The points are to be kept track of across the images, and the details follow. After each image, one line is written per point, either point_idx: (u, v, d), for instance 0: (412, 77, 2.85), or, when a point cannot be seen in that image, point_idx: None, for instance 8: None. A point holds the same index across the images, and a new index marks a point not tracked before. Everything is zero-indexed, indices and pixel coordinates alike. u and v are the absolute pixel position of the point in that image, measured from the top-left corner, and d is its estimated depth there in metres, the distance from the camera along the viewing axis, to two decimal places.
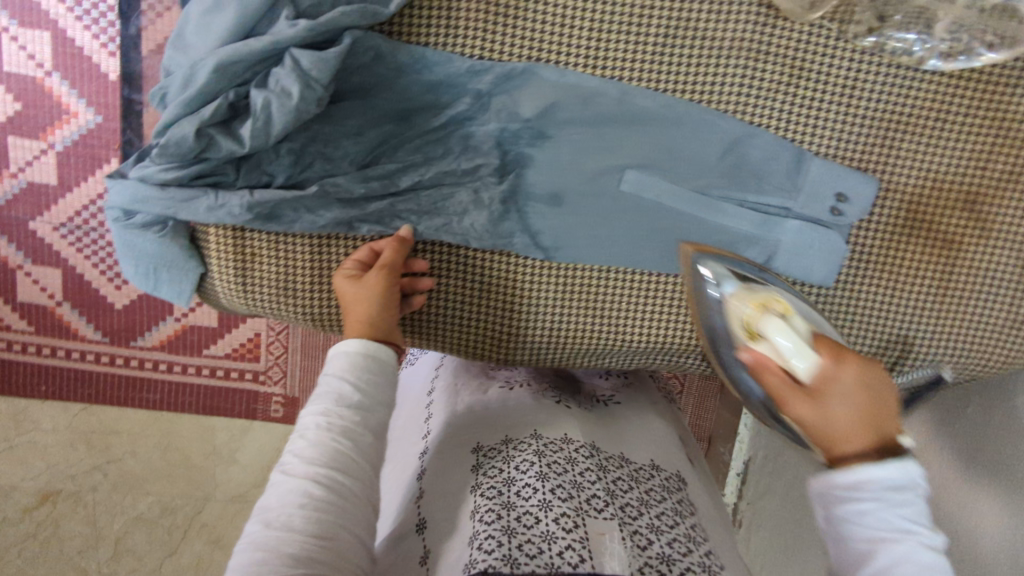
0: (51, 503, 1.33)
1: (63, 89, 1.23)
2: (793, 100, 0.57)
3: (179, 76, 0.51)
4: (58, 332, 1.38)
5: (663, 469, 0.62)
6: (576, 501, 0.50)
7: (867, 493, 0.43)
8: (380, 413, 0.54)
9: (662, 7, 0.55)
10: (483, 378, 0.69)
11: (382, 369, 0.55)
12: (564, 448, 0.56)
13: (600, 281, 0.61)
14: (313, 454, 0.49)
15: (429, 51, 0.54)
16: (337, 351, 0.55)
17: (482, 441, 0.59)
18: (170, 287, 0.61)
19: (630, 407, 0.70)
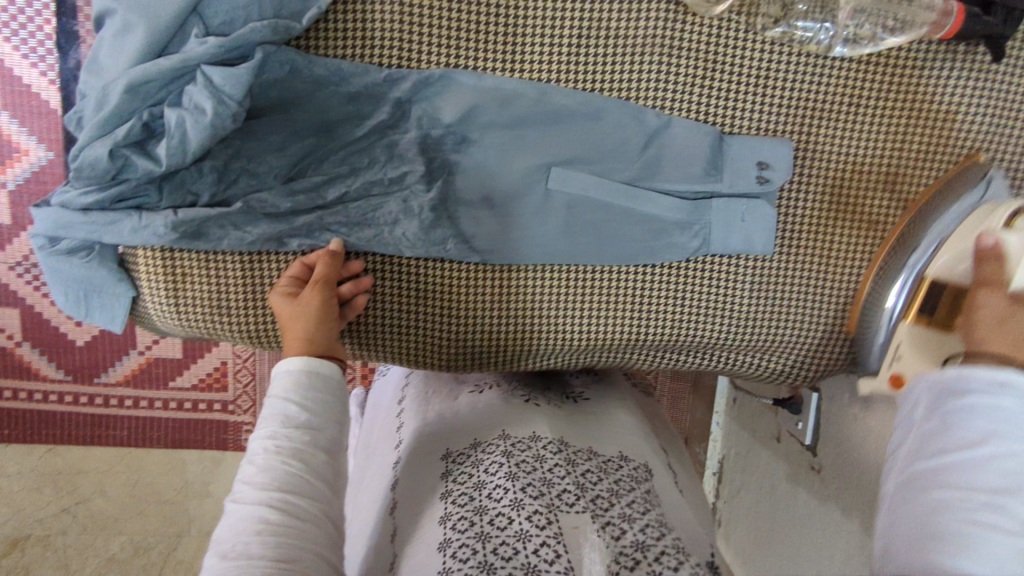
0: (19, 551, 1.27)
1: (12, 127, 1.23)
2: (709, 91, 0.58)
3: (92, 99, 0.52)
4: (18, 373, 1.36)
5: (631, 460, 0.56)
6: (547, 498, 0.46)
7: (1000, 390, 0.38)
8: (330, 431, 0.53)
9: (574, 8, 0.56)
10: (453, 386, 0.68)
11: (327, 385, 0.55)
12: (532, 446, 0.53)
13: (536, 281, 0.61)
14: (266, 476, 0.49)
15: (344, 63, 0.55)
16: (276, 373, 0.54)
17: (451, 448, 0.56)
18: (103, 313, 0.60)
19: (598, 402, 0.68)
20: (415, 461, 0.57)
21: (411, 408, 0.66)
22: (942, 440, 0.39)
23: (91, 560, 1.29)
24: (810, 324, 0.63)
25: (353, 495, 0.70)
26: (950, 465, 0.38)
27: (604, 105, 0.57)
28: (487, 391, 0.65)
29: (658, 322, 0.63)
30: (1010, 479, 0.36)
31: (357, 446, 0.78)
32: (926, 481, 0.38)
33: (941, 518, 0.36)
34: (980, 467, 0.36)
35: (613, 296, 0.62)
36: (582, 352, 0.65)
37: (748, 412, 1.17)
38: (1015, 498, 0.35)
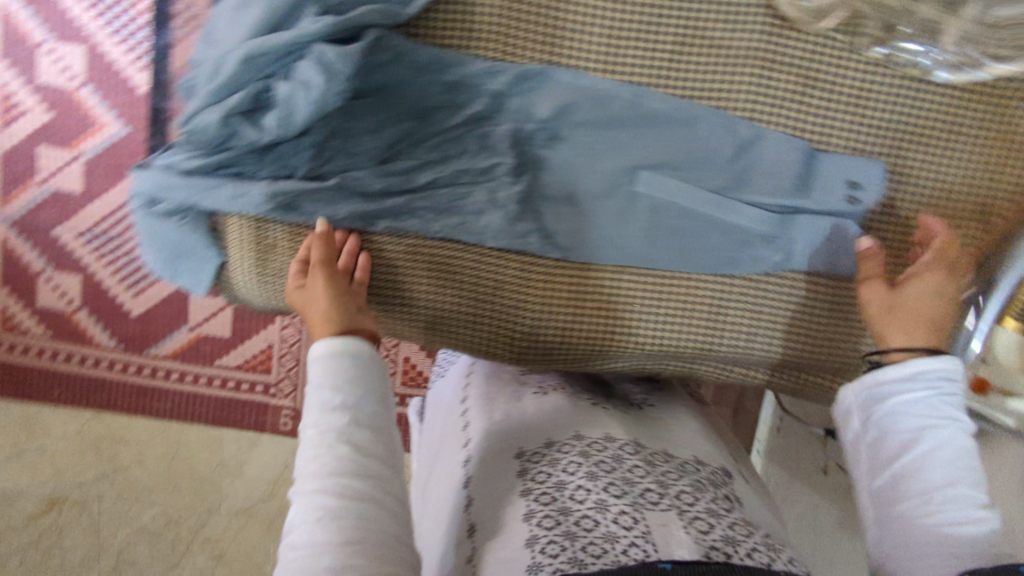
0: (57, 510, 1.36)
1: (93, 101, 1.30)
2: (806, 105, 0.58)
3: (206, 68, 0.54)
4: (72, 338, 1.40)
5: (708, 464, 0.63)
6: (632, 497, 0.53)
7: (907, 382, 0.52)
8: (371, 408, 0.52)
9: (675, 12, 0.57)
10: (515, 388, 0.73)
11: (356, 362, 0.53)
12: (610, 447, 0.61)
13: (613, 284, 0.62)
14: (315, 465, 0.48)
15: (447, 53, 0.57)
16: (308, 363, 0.54)
17: (525, 448, 0.62)
18: (190, 275, 0.62)
19: (662, 411, 0.73)
20: (490, 462, 0.61)
21: (476, 409, 0.70)
22: (885, 449, 0.51)
23: (122, 528, 1.35)
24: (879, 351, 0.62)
25: (417, 493, 0.74)
26: (903, 468, 0.49)
27: (696, 113, 0.58)
28: (550, 394, 0.70)
29: (731, 336, 0.63)
30: (929, 456, 0.49)
31: (420, 446, 0.81)
32: (893, 489, 0.49)
33: (917, 523, 0.47)
34: (923, 465, 0.48)
35: (689, 305, 0.62)
36: (650, 358, 0.65)
37: (794, 445, 1.13)
38: (947, 485, 0.47)
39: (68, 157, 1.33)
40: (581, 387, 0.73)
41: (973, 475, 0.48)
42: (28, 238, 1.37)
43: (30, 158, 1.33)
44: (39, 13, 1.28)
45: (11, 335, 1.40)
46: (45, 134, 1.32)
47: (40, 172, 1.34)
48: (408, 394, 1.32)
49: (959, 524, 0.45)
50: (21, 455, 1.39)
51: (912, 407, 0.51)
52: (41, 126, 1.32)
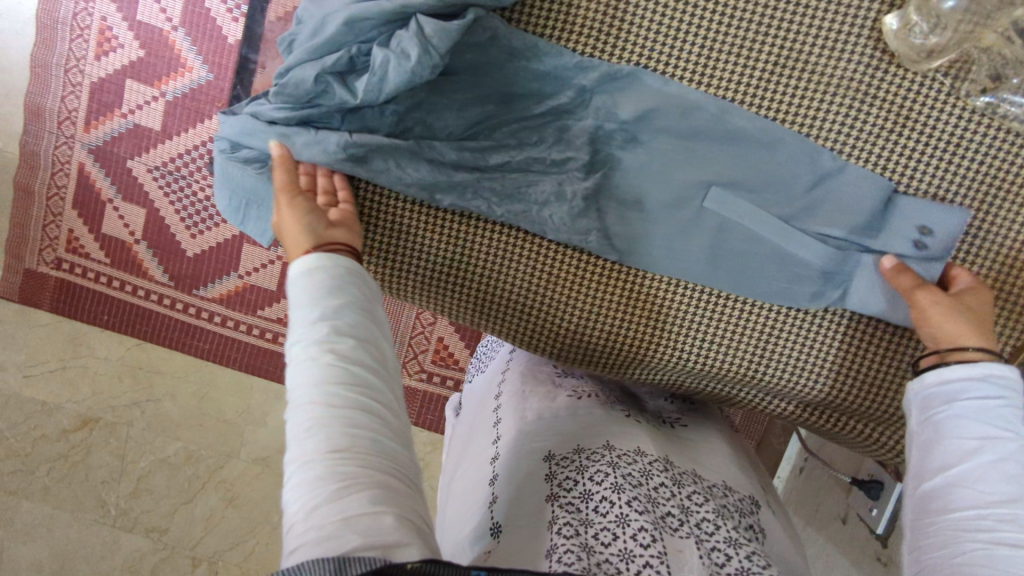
0: (89, 429, 1.43)
1: (184, 44, 1.35)
2: (900, 144, 0.56)
3: (310, 26, 0.56)
4: (128, 268, 1.46)
5: (736, 491, 0.63)
6: (654, 515, 0.54)
7: (981, 386, 0.49)
8: (350, 314, 0.51)
9: (777, 32, 0.56)
10: (550, 386, 0.74)
11: (336, 271, 0.52)
12: (639, 461, 0.61)
13: (664, 291, 0.62)
14: (302, 379, 0.48)
15: (542, 42, 0.57)
16: (288, 277, 0.53)
17: (553, 450, 0.63)
18: (256, 226, 0.64)
19: (695, 431, 0.73)
20: (517, 461, 0.63)
21: (508, 406, 0.72)
22: (939, 456, 0.49)
23: (146, 456, 1.42)
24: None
25: (446, 479, 0.76)
26: (955, 477, 0.47)
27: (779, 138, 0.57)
28: (584, 398, 0.71)
29: (775, 362, 0.62)
30: (998, 475, 0.45)
31: (455, 434, 0.83)
32: (941, 497, 0.47)
33: (966, 537, 0.44)
34: (978, 477, 0.46)
35: (738, 324, 0.62)
36: (693, 374, 0.65)
37: (816, 486, 1.11)
38: (1004, 502, 0.44)
39: (152, 94, 1.38)
40: (616, 397, 0.74)
41: None
42: (102, 167, 1.43)
43: (117, 90, 1.38)
44: None
45: (71, 255, 1.46)
46: (134, 69, 1.38)
47: (123, 105, 1.40)
48: (435, 373, 1.33)
49: (1014, 544, 0.43)
50: (64, 368, 1.46)
51: (974, 415, 0.48)
52: (132, 61, 1.37)
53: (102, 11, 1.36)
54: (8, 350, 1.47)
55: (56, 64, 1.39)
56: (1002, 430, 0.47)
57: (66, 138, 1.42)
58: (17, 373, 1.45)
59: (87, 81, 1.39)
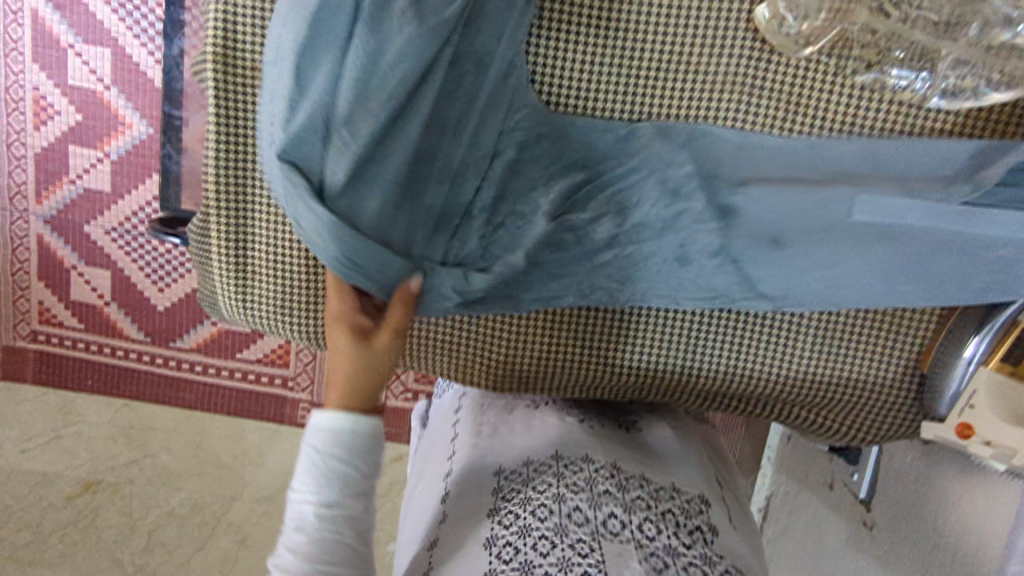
0: (91, 492, 1.42)
1: (120, 102, 1.35)
2: (786, 134, 0.60)
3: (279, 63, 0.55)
4: (104, 331, 1.46)
5: (685, 492, 0.63)
6: (592, 525, 0.55)
7: None
8: (366, 491, 0.57)
9: (660, 37, 0.59)
10: (509, 398, 0.76)
11: (370, 439, 0.57)
12: (585, 469, 0.61)
13: (585, 314, 0.66)
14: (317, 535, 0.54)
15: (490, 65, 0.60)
16: (316, 426, 0.56)
17: (504, 465, 0.65)
18: (204, 293, 0.71)
19: (651, 430, 0.75)
20: (468, 478, 0.65)
21: (466, 422, 0.74)
22: None
23: (152, 511, 1.41)
24: (853, 391, 0.64)
25: (406, 499, 0.78)
26: None
27: (670, 151, 0.61)
28: (540, 407, 0.72)
29: (701, 360, 0.66)
30: None
31: (418, 447, 0.85)
32: None
33: None
34: None
35: (659, 338, 0.66)
36: (628, 388, 0.69)
37: (802, 455, 1.11)
38: None
39: (97, 156, 1.37)
40: (571, 403, 0.75)
41: None
42: (60, 235, 1.42)
43: (62, 158, 1.38)
44: (66, 17, 1.32)
45: (46, 326, 1.47)
46: (74, 134, 1.37)
47: (71, 171, 1.39)
48: (421, 391, 1.34)
49: None
50: (59, 438, 1.47)
51: None
52: (71, 126, 1.37)
53: (33, 81, 1.35)
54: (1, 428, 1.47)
55: None
56: None
57: (21, 213, 1.42)
58: (14, 450, 1.45)
59: (31, 154, 1.39)
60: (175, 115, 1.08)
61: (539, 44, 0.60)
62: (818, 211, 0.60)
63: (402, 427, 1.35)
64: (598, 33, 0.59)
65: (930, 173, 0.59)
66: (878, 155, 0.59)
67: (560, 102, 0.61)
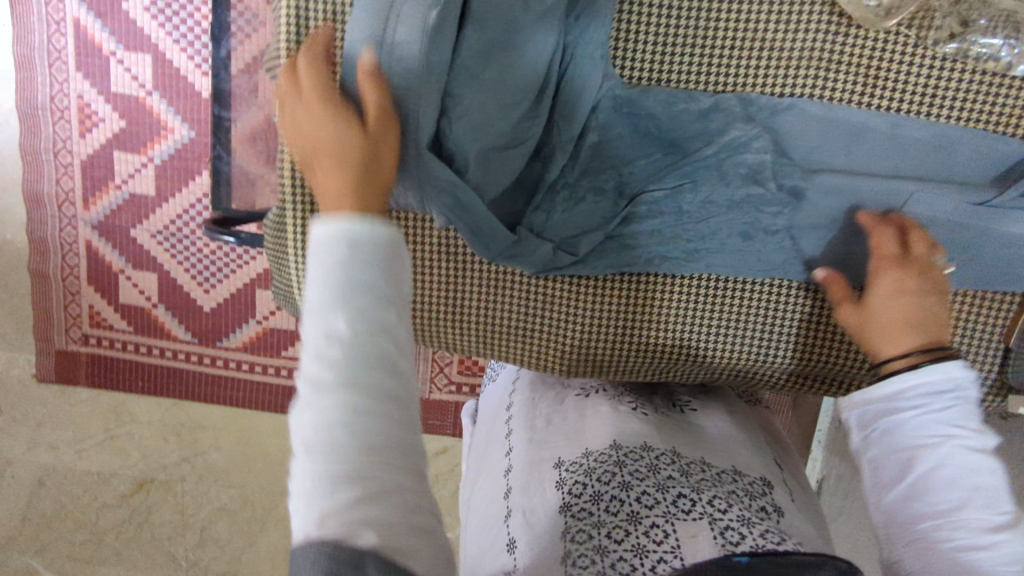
0: (145, 491, 1.44)
1: (161, 107, 1.37)
2: (868, 104, 0.59)
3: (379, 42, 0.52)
4: (153, 332, 1.49)
5: (747, 475, 0.63)
6: (663, 506, 0.54)
7: (929, 399, 0.53)
8: (398, 292, 0.43)
9: (739, 13, 0.58)
10: (558, 390, 0.75)
11: (388, 253, 0.43)
12: (646, 457, 0.60)
13: (661, 298, 0.66)
14: (350, 349, 0.40)
15: (575, 44, 0.59)
16: (320, 244, 0.42)
17: (563, 457, 0.64)
18: (279, 291, 0.73)
19: (705, 412, 0.73)
20: (530, 470, 0.65)
21: (520, 416, 0.74)
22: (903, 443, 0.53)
23: (204, 507, 1.43)
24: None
25: (467, 495, 0.78)
26: (925, 472, 0.51)
27: (751, 134, 0.60)
28: (592, 396, 0.71)
29: (774, 338, 0.66)
30: (958, 484, 0.50)
31: (472, 445, 0.85)
32: (905, 509, 0.51)
33: (953, 517, 0.49)
34: (916, 437, 0.52)
35: (734, 319, 0.66)
36: (706, 370, 0.69)
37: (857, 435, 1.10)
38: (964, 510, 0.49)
39: (141, 161, 1.40)
40: (626, 389, 0.74)
41: (982, 494, 0.49)
42: (107, 240, 1.45)
43: (107, 164, 1.40)
44: (107, 24, 1.34)
45: (96, 329, 1.49)
46: (118, 141, 1.40)
47: (116, 177, 1.42)
48: (464, 383, 1.35)
49: (974, 547, 0.47)
50: (111, 438, 1.48)
51: (928, 410, 0.53)
52: (115, 133, 1.39)
53: (77, 89, 1.38)
54: (55, 429, 1.48)
55: (44, 149, 1.41)
56: (938, 432, 0.52)
57: (69, 219, 1.44)
58: (69, 450, 1.47)
59: (77, 161, 1.41)
60: (223, 117, 1.09)
61: (622, 24, 0.59)
62: (877, 199, 0.61)
63: (446, 418, 1.36)
64: (683, 8, 0.58)
65: (994, 163, 0.60)
66: (951, 138, 0.59)
67: (639, 76, 0.60)
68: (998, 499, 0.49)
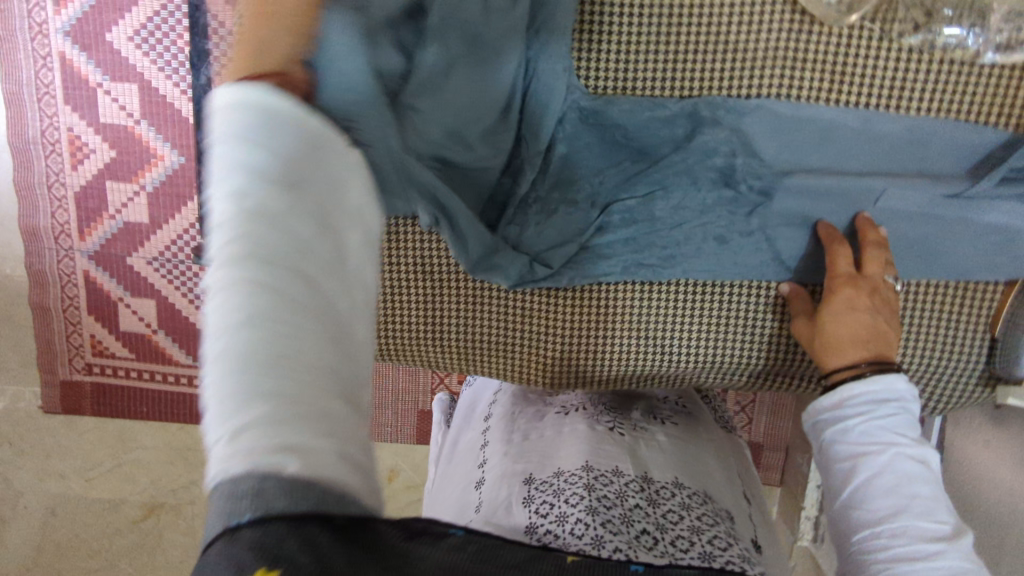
0: (155, 516, 1.45)
1: (150, 135, 1.38)
2: (837, 100, 0.59)
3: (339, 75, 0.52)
4: (152, 358, 1.49)
5: (716, 502, 0.64)
6: (628, 535, 0.55)
7: (876, 407, 0.54)
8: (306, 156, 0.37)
9: (700, 17, 0.58)
10: (539, 407, 0.77)
11: (295, 107, 0.37)
12: (614, 482, 0.61)
13: (643, 308, 0.65)
14: (258, 214, 0.34)
15: (537, 57, 0.58)
16: (227, 104, 0.36)
17: (533, 475, 0.64)
18: None
19: (684, 432, 0.74)
20: (501, 483, 0.64)
21: (496, 431, 0.73)
22: (847, 451, 0.54)
23: None
24: (925, 360, 0.64)
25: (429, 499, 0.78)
26: (864, 482, 0.52)
27: (720, 139, 0.59)
28: (571, 414, 0.73)
29: (758, 343, 0.66)
30: (893, 495, 0.51)
31: (441, 454, 0.84)
32: (850, 519, 0.53)
33: (887, 530, 0.50)
34: (862, 447, 0.53)
35: (717, 324, 0.65)
36: (690, 375, 0.68)
37: None
38: (898, 519, 0.50)
39: (133, 190, 1.41)
40: (606, 407, 0.75)
41: (919, 505, 0.50)
42: (105, 269, 1.45)
43: (100, 194, 1.41)
44: (93, 57, 1.35)
45: (99, 358, 1.49)
46: (110, 170, 1.41)
47: (109, 207, 1.43)
48: None
49: (909, 558, 0.48)
50: (118, 465, 1.48)
51: (874, 418, 0.54)
52: (106, 163, 1.40)
53: (67, 122, 1.39)
54: (63, 460, 1.49)
55: (38, 183, 1.42)
56: (881, 441, 0.53)
57: (66, 251, 1.45)
58: (78, 479, 1.48)
59: (71, 193, 1.42)
60: None
61: (582, 39, 0.59)
62: (851, 196, 0.60)
63: None
64: (644, 16, 0.58)
65: (968, 152, 0.59)
66: (924, 131, 0.59)
67: (605, 86, 0.61)
68: (935, 511, 0.50)
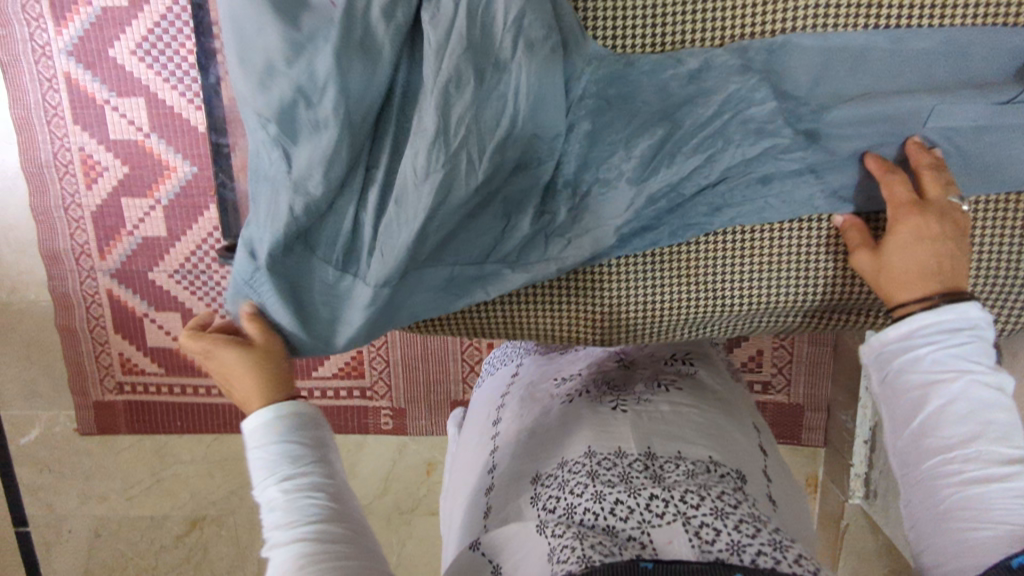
0: (200, 528, 1.45)
1: (161, 147, 1.37)
2: (869, 21, 0.61)
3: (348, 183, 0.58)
4: (180, 371, 1.46)
5: (722, 466, 0.63)
6: (638, 514, 0.56)
7: (951, 334, 0.53)
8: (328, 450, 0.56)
9: None
10: (546, 401, 0.75)
11: (305, 419, 0.56)
12: (618, 463, 0.61)
13: (692, 252, 0.65)
14: (292, 504, 0.52)
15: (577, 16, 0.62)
16: (254, 431, 0.55)
17: (539, 471, 0.65)
18: None
19: (689, 393, 0.73)
20: (509, 487, 0.65)
21: (509, 431, 0.73)
22: (917, 381, 0.53)
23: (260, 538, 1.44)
24: (988, 278, 0.64)
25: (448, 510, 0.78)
26: (937, 411, 0.52)
27: (753, 86, 0.60)
28: (575, 401, 0.72)
29: (805, 281, 0.65)
30: (967, 425, 0.51)
31: (455, 457, 0.84)
32: (918, 450, 0.53)
33: (957, 460, 0.50)
34: (937, 376, 0.52)
35: (766, 264, 0.65)
36: (739, 319, 0.68)
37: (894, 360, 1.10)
38: (973, 447, 0.50)
39: (149, 204, 1.39)
40: (607, 389, 0.73)
41: (994, 431, 0.50)
42: (128, 286, 1.43)
43: (116, 211, 1.40)
44: (97, 74, 1.35)
45: (130, 376, 1.47)
46: (124, 186, 1.39)
47: (126, 224, 1.41)
48: None
49: (985, 481, 0.49)
50: (159, 481, 1.47)
51: (947, 346, 0.53)
52: (120, 179, 1.39)
53: (78, 142, 1.38)
54: (104, 480, 1.48)
55: (55, 205, 1.40)
56: (953, 371, 0.52)
57: (88, 271, 1.42)
58: (121, 498, 1.47)
59: (88, 213, 1.40)
60: None
61: (597, 32, 0.63)
62: (901, 118, 0.61)
63: None
64: None
65: (1004, 59, 0.61)
66: (960, 41, 0.61)
67: (632, 53, 0.63)
68: (1010, 433, 0.50)
